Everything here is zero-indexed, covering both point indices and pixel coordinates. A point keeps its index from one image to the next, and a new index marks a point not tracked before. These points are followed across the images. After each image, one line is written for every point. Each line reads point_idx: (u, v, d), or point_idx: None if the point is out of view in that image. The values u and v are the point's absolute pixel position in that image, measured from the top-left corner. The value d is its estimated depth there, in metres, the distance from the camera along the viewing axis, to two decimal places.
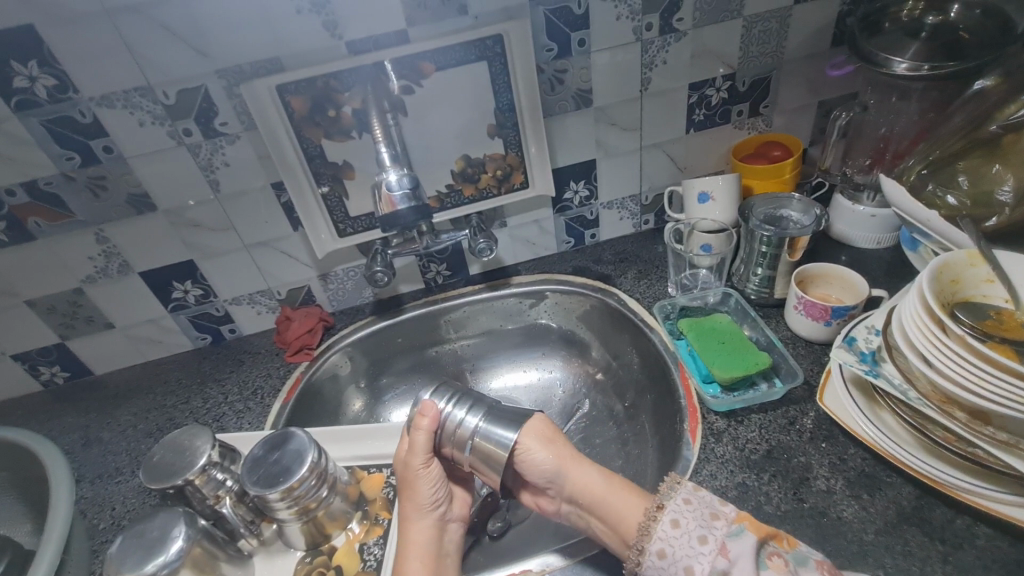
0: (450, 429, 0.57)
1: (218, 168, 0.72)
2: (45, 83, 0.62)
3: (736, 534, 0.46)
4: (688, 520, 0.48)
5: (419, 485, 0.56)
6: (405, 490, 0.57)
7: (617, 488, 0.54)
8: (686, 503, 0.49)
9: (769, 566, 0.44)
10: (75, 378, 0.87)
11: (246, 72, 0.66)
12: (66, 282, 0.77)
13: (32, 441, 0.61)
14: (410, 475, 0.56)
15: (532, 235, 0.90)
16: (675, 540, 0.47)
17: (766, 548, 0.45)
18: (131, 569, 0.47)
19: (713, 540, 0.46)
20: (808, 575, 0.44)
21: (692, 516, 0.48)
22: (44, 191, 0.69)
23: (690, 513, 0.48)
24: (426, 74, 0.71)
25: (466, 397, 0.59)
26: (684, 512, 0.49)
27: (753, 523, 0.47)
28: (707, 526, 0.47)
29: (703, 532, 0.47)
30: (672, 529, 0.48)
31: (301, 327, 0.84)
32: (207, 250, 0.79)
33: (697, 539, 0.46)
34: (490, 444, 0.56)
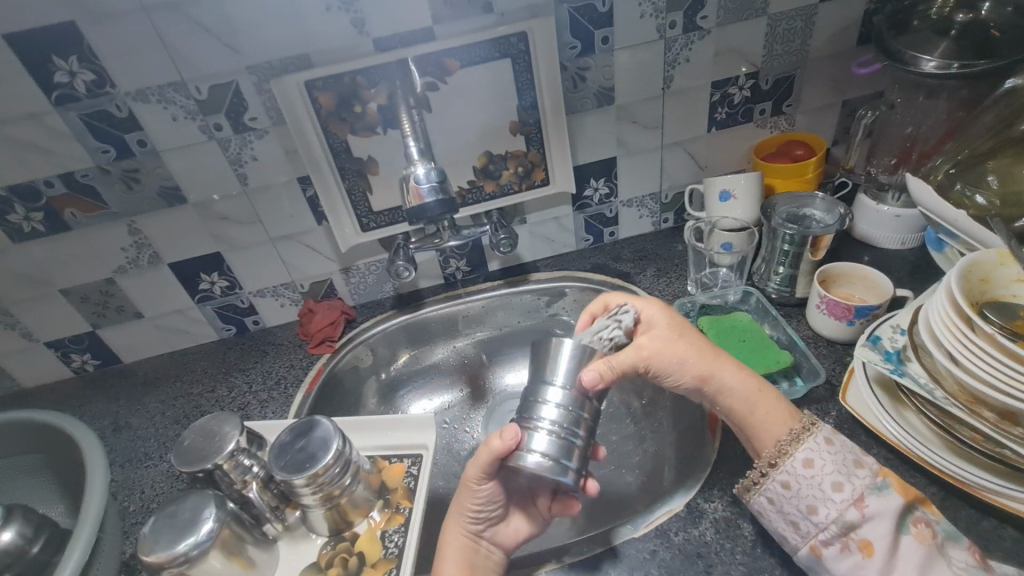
0: (573, 435, 0.48)
1: (247, 162, 0.74)
2: (85, 78, 0.64)
3: (879, 488, 0.46)
4: (826, 462, 0.48)
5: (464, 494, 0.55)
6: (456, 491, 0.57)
7: (760, 396, 0.53)
8: (827, 443, 0.49)
9: (910, 531, 0.45)
10: (105, 366, 0.89)
11: (276, 68, 0.68)
12: (98, 272, 0.79)
13: (67, 424, 0.62)
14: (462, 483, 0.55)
15: (551, 232, 0.91)
16: (806, 477, 0.48)
17: (910, 511, 0.46)
18: (165, 548, 0.48)
19: (851, 488, 0.47)
20: (950, 547, 0.45)
21: (831, 457, 0.48)
22: (80, 183, 0.71)
23: (829, 455, 0.49)
24: (451, 71, 0.72)
25: (529, 419, 0.50)
26: (823, 452, 0.49)
27: (897, 484, 0.47)
28: (847, 474, 0.47)
29: (840, 477, 0.47)
30: (804, 467, 0.49)
31: (323, 320, 0.86)
32: (233, 242, 0.80)
33: (830, 484, 0.47)
34: (581, 372, 0.51)
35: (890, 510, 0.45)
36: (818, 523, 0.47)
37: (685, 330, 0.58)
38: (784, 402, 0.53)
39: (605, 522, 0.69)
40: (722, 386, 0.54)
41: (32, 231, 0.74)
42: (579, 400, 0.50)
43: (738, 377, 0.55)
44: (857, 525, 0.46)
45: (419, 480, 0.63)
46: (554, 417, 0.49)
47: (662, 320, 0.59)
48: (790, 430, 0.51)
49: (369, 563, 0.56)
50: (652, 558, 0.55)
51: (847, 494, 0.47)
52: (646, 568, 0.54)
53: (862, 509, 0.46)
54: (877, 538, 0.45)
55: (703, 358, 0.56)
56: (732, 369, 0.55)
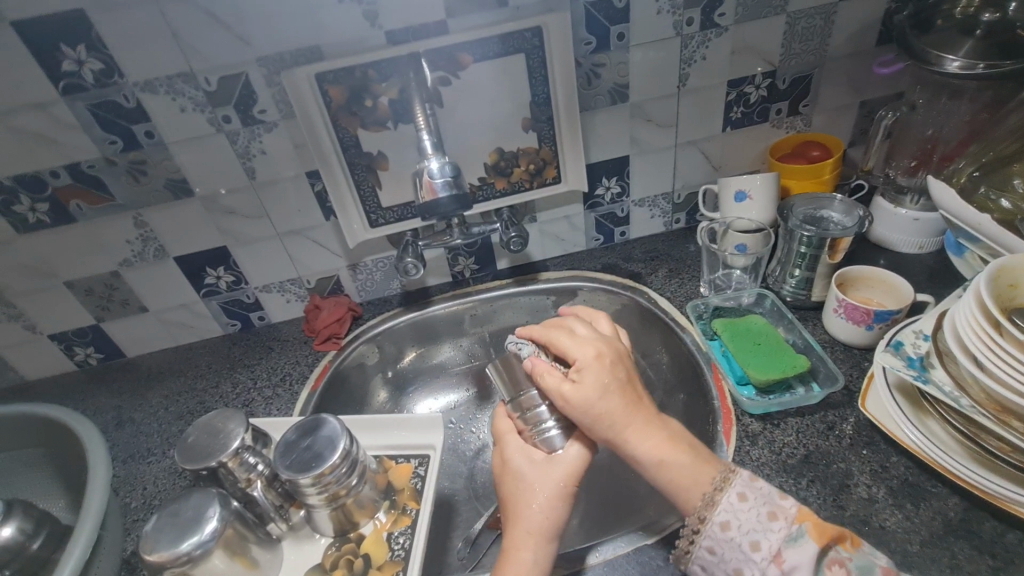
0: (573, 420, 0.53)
1: (255, 155, 0.73)
2: (92, 67, 0.63)
3: (794, 539, 0.43)
4: (744, 520, 0.45)
5: (552, 508, 0.50)
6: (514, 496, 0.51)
7: (675, 459, 0.48)
8: (741, 499, 0.46)
9: None
10: (109, 360, 0.88)
11: (286, 60, 0.67)
12: (103, 265, 0.78)
13: (69, 419, 0.61)
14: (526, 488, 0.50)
15: (562, 231, 0.90)
16: (727, 540, 0.45)
17: (825, 555, 0.43)
18: (167, 547, 0.47)
19: (767, 545, 0.43)
20: None
21: (745, 516, 0.45)
22: (86, 174, 0.70)
23: (745, 513, 0.45)
24: (463, 65, 0.70)
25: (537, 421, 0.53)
26: (738, 510, 0.46)
27: (814, 528, 0.44)
28: (762, 530, 0.44)
29: (756, 536, 0.44)
30: (721, 531, 0.45)
31: (330, 316, 0.85)
32: (240, 237, 0.79)
33: (748, 544, 0.44)
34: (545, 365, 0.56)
35: (806, 565, 0.42)
36: None
37: (607, 387, 0.50)
38: (692, 458, 0.49)
39: (614, 526, 0.67)
40: (630, 445, 0.49)
41: (37, 223, 0.73)
42: None
43: (644, 441, 0.49)
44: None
45: (426, 481, 0.61)
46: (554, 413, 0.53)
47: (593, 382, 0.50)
48: (702, 498, 0.47)
49: (375, 565, 0.55)
50: (665, 565, 0.53)
51: (765, 554, 0.43)
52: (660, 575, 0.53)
53: (781, 566, 0.43)
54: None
55: (614, 408, 0.50)
56: (638, 425, 0.50)
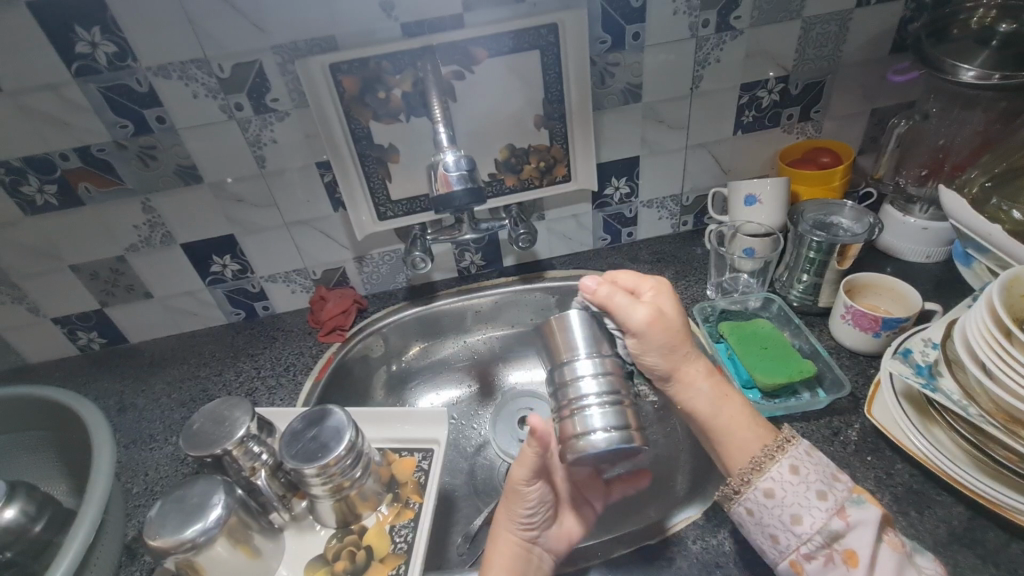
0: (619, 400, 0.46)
1: (266, 144, 0.72)
2: (106, 50, 0.63)
3: (858, 501, 0.45)
4: (808, 470, 0.47)
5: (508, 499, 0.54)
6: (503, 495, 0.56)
7: (729, 411, 0.51)
8: (793, 471, 0.47)
9: (886, 544, 0.44)
10: (112, 345, 0.88)
11: (301, 49, 0.66)
12: (109, 249, 0.78)
13: (73, 404, 0.61)
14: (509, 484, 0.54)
15: (569, 230, 0.90)
16: (791, 485, 0.46)
17: (883, 526, 0.45)
18: (172, 533, 0.47)
19: (833, 497, 0.45)
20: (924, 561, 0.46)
21: (814, 467, 0.47)
22: (96, 158, 0.70)
23: (811, 465, 0.47)
24: (478, 60, 0.70)
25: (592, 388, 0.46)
26: (806, 462, 0.47)
27: (872, 497, 0.46)
28: (828, 484, 0.46)
29: (822, 486, 0.46)
30: (790, 474, 0.47)
31: (335, 308, 0.84)
32: (248, 225, 0.79)
33: (815, 492, 0.46)
34: (590, 333, 0.49)
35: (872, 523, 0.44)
36: (800, 534, 0.45)
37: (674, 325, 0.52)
38: (746, 409, 0.51)
39: None
40: (687, 385, 0.52)
41: (45, 205, 0.72)
42: (602, 363, 0.48)
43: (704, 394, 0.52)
44: (842, 534, 0.44)
45: (430, 475, 0.61)
46: (598, 391, 0.46)
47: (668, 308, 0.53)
48: (763, 449, 0.48)
49: (378, 558, 0.55)
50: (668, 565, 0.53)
51: (831, 504, 0.45)
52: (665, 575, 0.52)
53: (844, 518, 0.45)
54: (860, 545, 0.44)
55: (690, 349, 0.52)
56: (705, 372, 0.53)
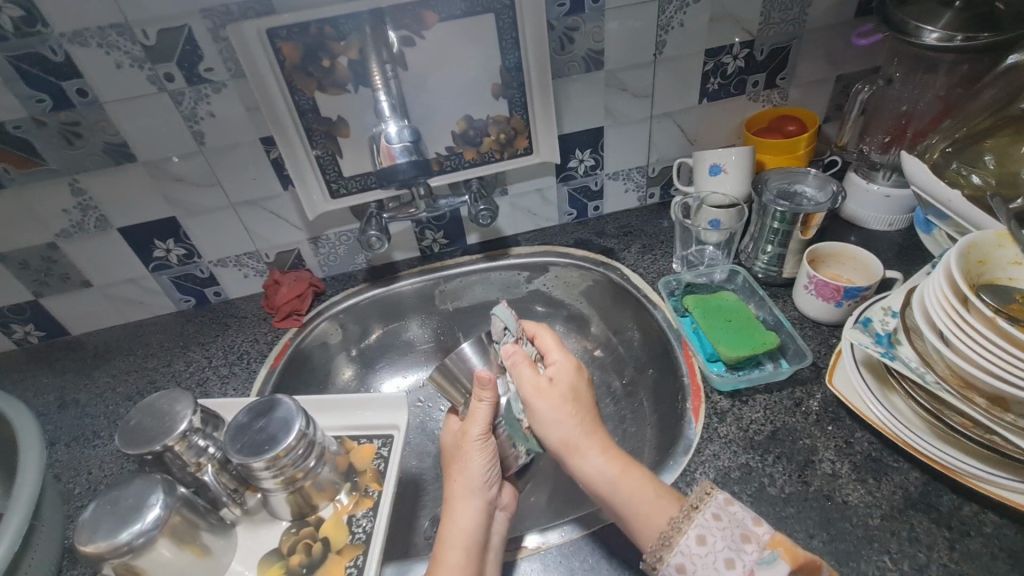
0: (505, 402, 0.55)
1: (203, 118, 0.67)
2: (10, 14, 0.57)
3: (767, 562, 0.39)
4: (716, 538, 0.41)
5: (470, 460, 0.53)
6: (453, 467, 0.54)
7: (624, 481, 0.47)
8: (715, 519, 0.42)
9: None
10: (52, 338, 0.83)
11: (234, 13, 0.61)
12: (38, 236, 0.72)
13: (9, 417, 0.57)
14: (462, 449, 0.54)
15: (534, 205, 0.87)
16: (699, 558, 0.41)
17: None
18: (106, 537, 0.44)
19: (742, 564, 0.39)
20: None
21: (721, 535, 0.41)
22: (13, 135, 0.64)
23: (719, 531, 0.41)
24: (429, 24, 0.66)
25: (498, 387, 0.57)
26: (713, 528, 0.42)
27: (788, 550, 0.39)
28: (735, 549, 0.40)
29: (730, 554, 0.40)
30: (696, 546, 0.41)
31: (290, 292, 0.80)
32: (191, 207, 0.74)
33: (722, 561, 0.40)
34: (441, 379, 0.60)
35: None
36: None
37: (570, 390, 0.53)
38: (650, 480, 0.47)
39: (583, 502, 0.67)
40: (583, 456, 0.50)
41: None
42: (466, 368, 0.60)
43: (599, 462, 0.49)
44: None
45: (389, 462, 0.59)
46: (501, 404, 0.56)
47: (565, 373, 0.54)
48: (668, 523, 0.43)
49: (335, 549, 0.53)
50: (630, 544, 0.52)
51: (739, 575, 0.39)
52: (626, 554, 0.52)
53: None
54: None
55: (580, 427, 0.51)
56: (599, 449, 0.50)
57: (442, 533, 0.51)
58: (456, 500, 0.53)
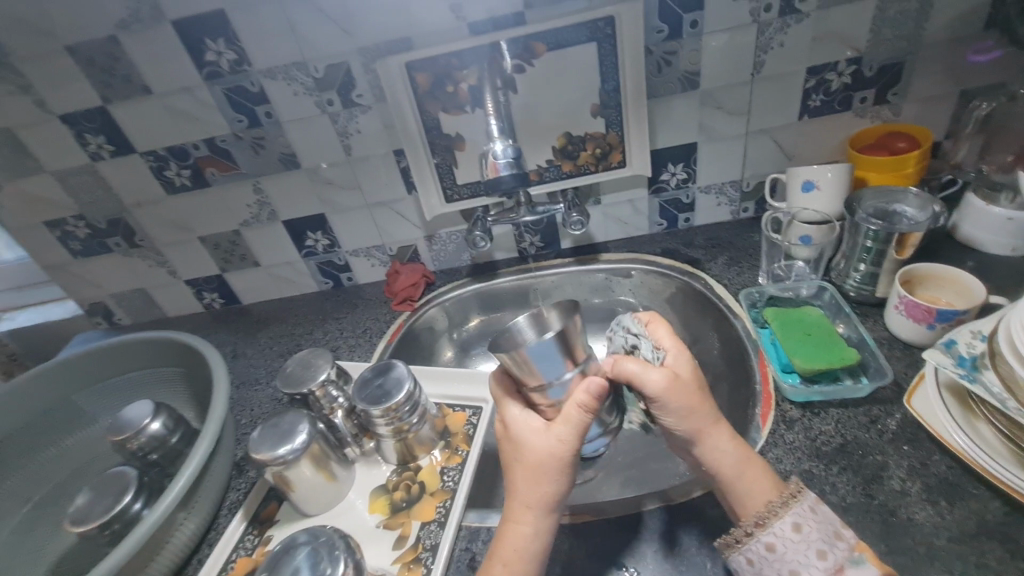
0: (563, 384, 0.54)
1: (352, 134, 0.83)
2: (228, 57, 0.76)
3: (857, 561, 0.45)
4: (812, 529, 0.47)
5: (552, 478, 0.52)
6: (529, 478, 0.52)
7: (747, 468, 0.51)
8: (812, 511, 0.48)
9: None
10: (229, 304, 1.06)
11: (383, 50, 0.75)
12: (228, 223, 0.93)
13: (207, 357, 0.75)
14: (542, 462, 0.52)
15: (625, 214, 0.93)
16: (795, 543, 0.47)
17: None
18: (268, 450, 0.58)
19: (833, 557, 0.46)
20: None
21: (817, 526, 0.47)
22: (220, 147, 0.84)
23: (814, 524, 0.47)
24: (538, 53, 0.75)
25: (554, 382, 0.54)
26: (809, 520, 0.47)
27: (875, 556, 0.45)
28: (828, 543, 0.46)
29: (824, 545, 0.46)
30: (791, 532, 0.47)
31: (407, 281, 0.94)
32: (337, 206, 0.91)
33: (814, 551, 0.46)
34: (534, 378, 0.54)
35: None
36: None
37: (694, 384, 0.53)
38: (760, 463, 0.52)
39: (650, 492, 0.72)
40: (711, 445, 0.52)
41: (182, 185, 0.88)
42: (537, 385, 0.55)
43: (727, 442, 0.52)
44: None
45: (477, 429, 0.70)
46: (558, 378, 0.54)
47: (685, 370, 0.53)
48: (769, 502, 0.49)
49: (429, 491, 0.64)
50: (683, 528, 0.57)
51: (829, 564, 0.45)
52: None
53: None
54: None
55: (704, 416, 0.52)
56: (724, 432, 0.53)
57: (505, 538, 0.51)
58: (521, 512, 0.51)
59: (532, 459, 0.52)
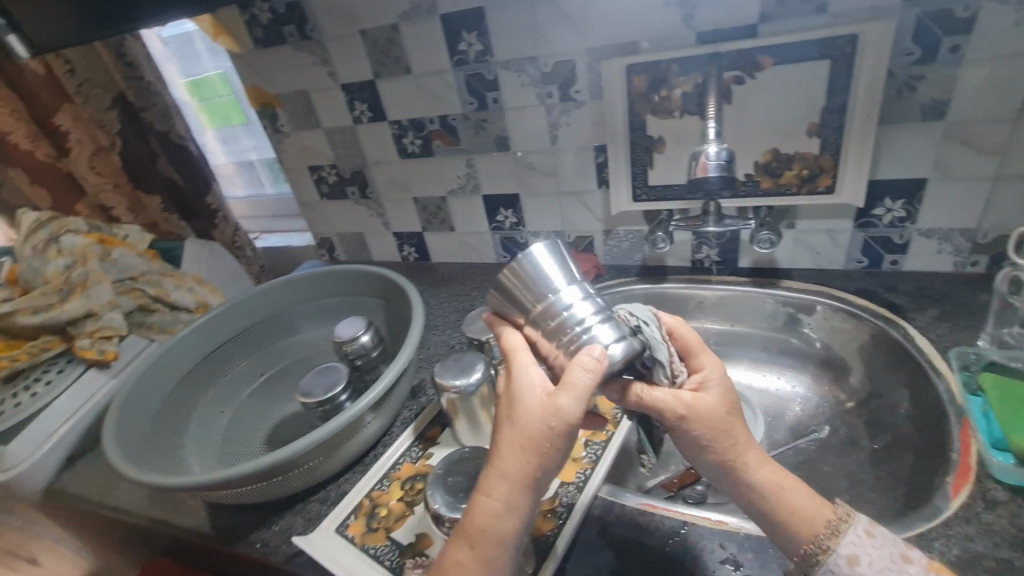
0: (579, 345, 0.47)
1: (562, 126, 0.91)
2: (476, 48, 0.88)
3: None
4: (872, 557, 0.44)
5: (554, 447, 0.44)
6: (531, 446, 0.44)
7: (791, 498, 0.47)
8: (868, 536, 0.46)
9: None
10: (421, 260, 1.22)
11: (609, 52, 0.82)
12: (438, 190, 1.08)
13: (409, 294, 0.87)
14: (552, 432, 0.44)
15: (820, 244, 0.88)
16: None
17: None
18: (449, 379, 0.68)
19: None
20: None
21: (878, 555, 0.45)
22: (449, 123, 0.98)
23: (873, 551, 0.45)
24: (763, 67, 0.75)
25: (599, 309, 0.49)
26: (866, 547, 0.45)
27: None
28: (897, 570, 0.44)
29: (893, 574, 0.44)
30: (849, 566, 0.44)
31: (578, 268, 1.00)
32: (531, 189, 1.00)
33: None
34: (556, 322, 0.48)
35: None
36: None
37: (728, 402, 0.49)
38: (802, 487, 0.49)
39: None
40: (749, 470, 0.48)
41: (412, 152, 1.05)
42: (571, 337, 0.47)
43: (762, 468, 0.48)
44: None
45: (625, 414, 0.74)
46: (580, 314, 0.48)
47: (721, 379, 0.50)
48: (829, 520, 0.46)
49: (572, 457, 0.69)
50: None
51: None
52: None
53: None
54: None
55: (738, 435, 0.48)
56: (758, 460, 0.48)
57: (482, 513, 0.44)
58: (504, 486, 0.44)
59: (532, 425, 0.44)
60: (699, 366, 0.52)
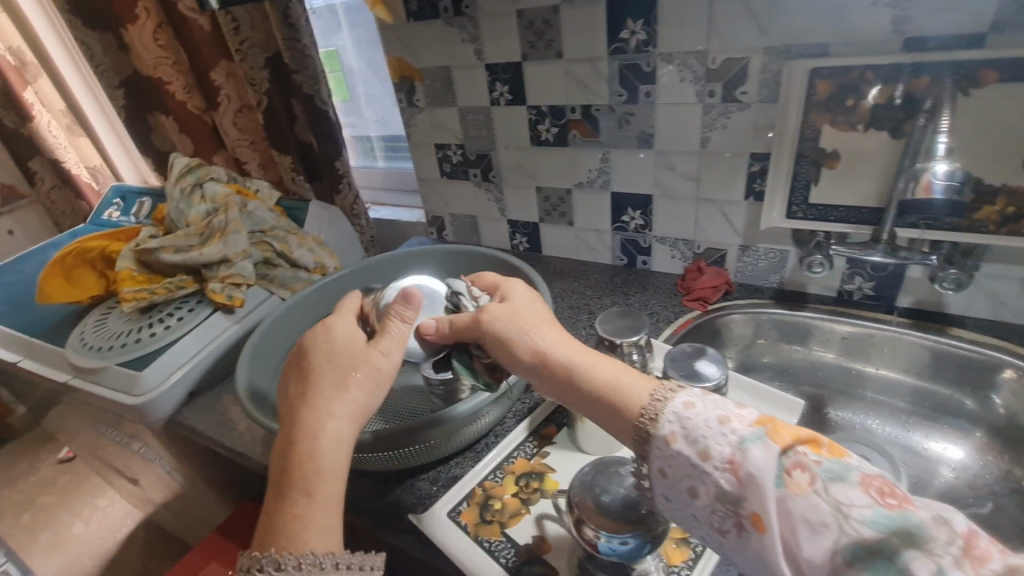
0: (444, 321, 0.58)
1: (718, 128, 0.85)
2: (639, 37, 0.84)
3: (751, 440, 0.42)
4: (702, 432, 0.44)
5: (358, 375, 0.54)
6: (341, 371, 0.53)
7: (599, 372, 0.51)
8: (686, 407, 0.46)
9: (785, 482, 0.39)
10: (532, 251, 1.20)
11: (793, 52, 0.74)
12: (565, 181, 1.05)
13: (537, 286, 0.82)
14: (349, 359, 0.55)
15: (1007, 293, 0.76)
16: (672, 454, 0.45)
17: (785, 457, 0.40)
18: None
19: (718, 452, 0.42)
20: (856, 500, 0.38)
21: (701, 412, 0.45)
22: (592, 114, 0.94)
23: (698, 420, 0.45)
24: (983, 83, 0.66)
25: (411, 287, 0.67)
26: (695, 421, 0.45)
27: (775, 430, 0.42)
28: (717, 436, 0.43)
29: (713, 442, 0.43)
30: (668, 443, 0.45)
31: (708, 282, 0.94)
32: (668, 192, 0.95)
33: (698, 455, 0.43)
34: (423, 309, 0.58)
35: (764, 462, 0.40)
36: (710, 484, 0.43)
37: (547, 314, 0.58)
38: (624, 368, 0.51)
39: None
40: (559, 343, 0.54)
41: (545, 140, 1.02)
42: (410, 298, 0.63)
43: (559, 344, 0.54)
44: (735, 486, 0.41)
45: None
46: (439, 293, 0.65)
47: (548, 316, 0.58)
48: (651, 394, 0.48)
49: None
50: None
51: (708, 463, 0.43)
52: None
53: (736, 472, 0.41)
54: (762, 503, 0.40)
55: (538, 322, 0.56)
56: (566, 345, 0.54)
57: (312, 456, 0.49)
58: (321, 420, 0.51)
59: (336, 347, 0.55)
60: (503, 289, 0.62)
